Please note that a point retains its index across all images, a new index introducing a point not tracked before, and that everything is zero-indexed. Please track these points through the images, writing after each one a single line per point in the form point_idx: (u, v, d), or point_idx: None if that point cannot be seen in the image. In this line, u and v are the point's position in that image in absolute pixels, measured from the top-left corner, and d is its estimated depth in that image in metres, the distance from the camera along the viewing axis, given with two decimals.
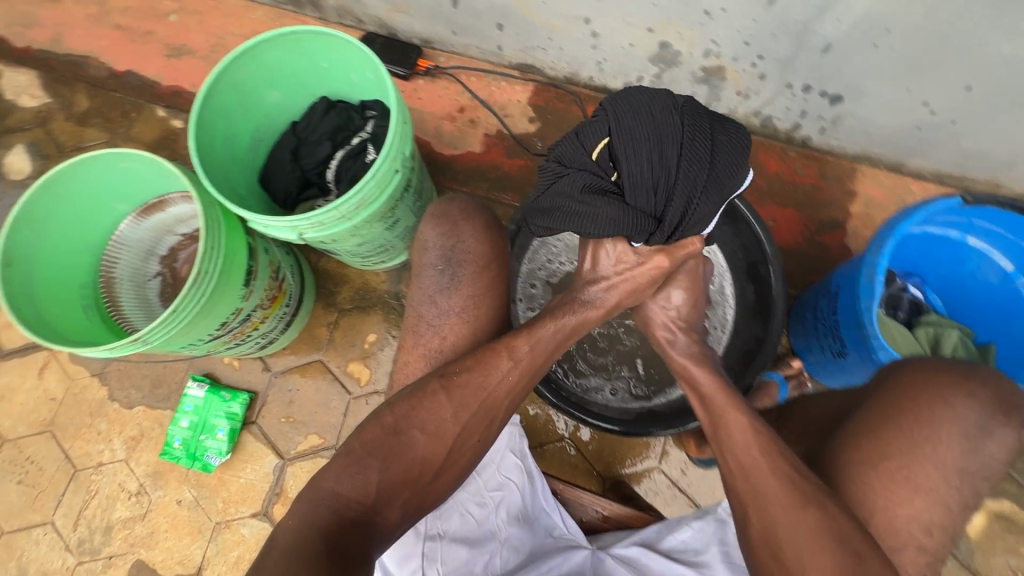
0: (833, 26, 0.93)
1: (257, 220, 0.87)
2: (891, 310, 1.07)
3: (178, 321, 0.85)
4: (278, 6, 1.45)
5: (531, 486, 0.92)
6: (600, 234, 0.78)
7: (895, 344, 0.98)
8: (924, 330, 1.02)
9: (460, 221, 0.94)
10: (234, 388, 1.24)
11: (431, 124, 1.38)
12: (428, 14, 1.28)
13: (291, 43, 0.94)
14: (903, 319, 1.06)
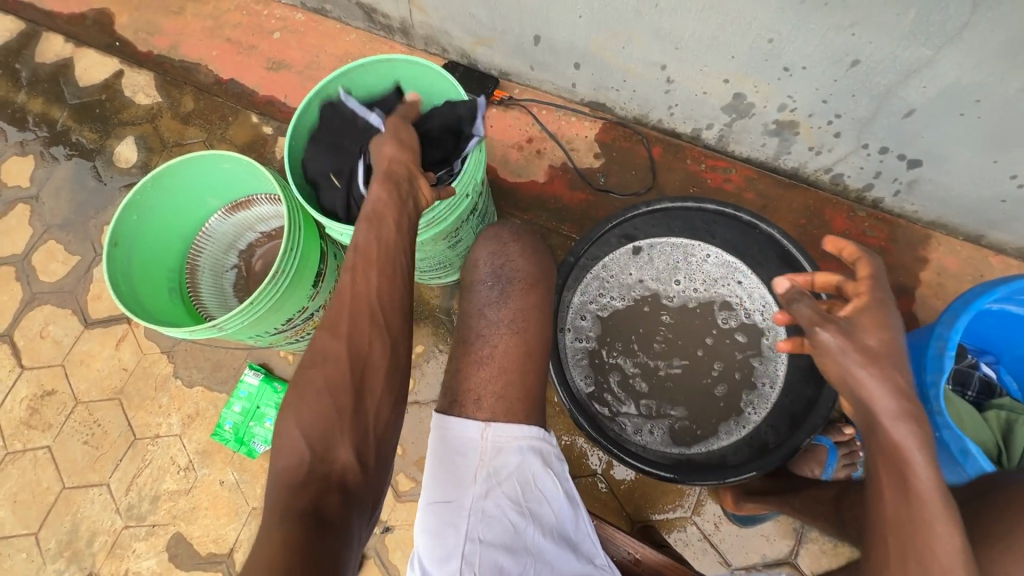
0: (918, 91, 0.92)
1: (335, 228, 0.93)
2: (959, 387, 0.99)
3: (252, 313, 0.92)
4: (370, 31, 1.58)
5: (567, 499, 0.78)
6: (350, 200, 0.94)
7: (962, 424, 0.91)
8: (994, 413, 0.93)
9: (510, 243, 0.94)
10: (286, 381, 1.32)
11: (499, 151, 1.44)
12: (509, 50, 1.35)
13: (385, 69, 1.01)
14: (972, 399, 0.98)
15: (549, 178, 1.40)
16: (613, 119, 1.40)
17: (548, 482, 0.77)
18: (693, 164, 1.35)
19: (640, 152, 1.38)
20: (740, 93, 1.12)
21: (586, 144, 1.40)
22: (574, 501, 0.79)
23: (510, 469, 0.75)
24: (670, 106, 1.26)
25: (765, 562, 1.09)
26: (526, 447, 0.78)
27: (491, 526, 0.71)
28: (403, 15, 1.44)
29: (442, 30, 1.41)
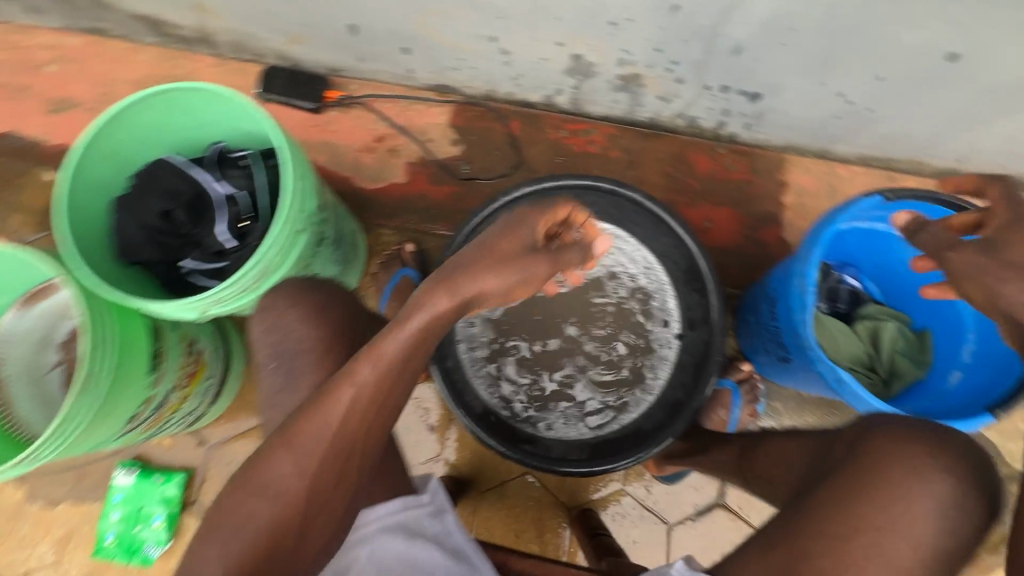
0: (740, 28, 0.90)
1: (150, 306, 0.78)
2: (830, 303, 1.05)
3: (73, 431, 0.77)
4: (165, 45, 1.34)
5: (447, 556, 0.78)
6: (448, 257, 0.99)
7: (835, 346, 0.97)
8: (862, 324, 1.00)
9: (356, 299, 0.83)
10: (168, 468, 1.16)
11: (349, 158, 1.30)
12: (328, 44, 1.20)
13: (163, 101, 0.83)
14: (843, 311, 1.04)
15: (410, 177, 1.29)
16: (463, 99, 1.30)
17: (423, 549, 0.78)
18: (554, 133, 1.29)
19: (499, 130, 1.30)
20: (578, 54, 1.06)
21: (441, 131, 1.30)
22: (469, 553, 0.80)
23: (377, 550, 0.77)
24: (514, 77, 1.18)
25: (697, 511, 1.13)
26: (389, 524, 0.79)
27: None
28: (194, 22, 1.22)
29: (247, 33, 1.22)
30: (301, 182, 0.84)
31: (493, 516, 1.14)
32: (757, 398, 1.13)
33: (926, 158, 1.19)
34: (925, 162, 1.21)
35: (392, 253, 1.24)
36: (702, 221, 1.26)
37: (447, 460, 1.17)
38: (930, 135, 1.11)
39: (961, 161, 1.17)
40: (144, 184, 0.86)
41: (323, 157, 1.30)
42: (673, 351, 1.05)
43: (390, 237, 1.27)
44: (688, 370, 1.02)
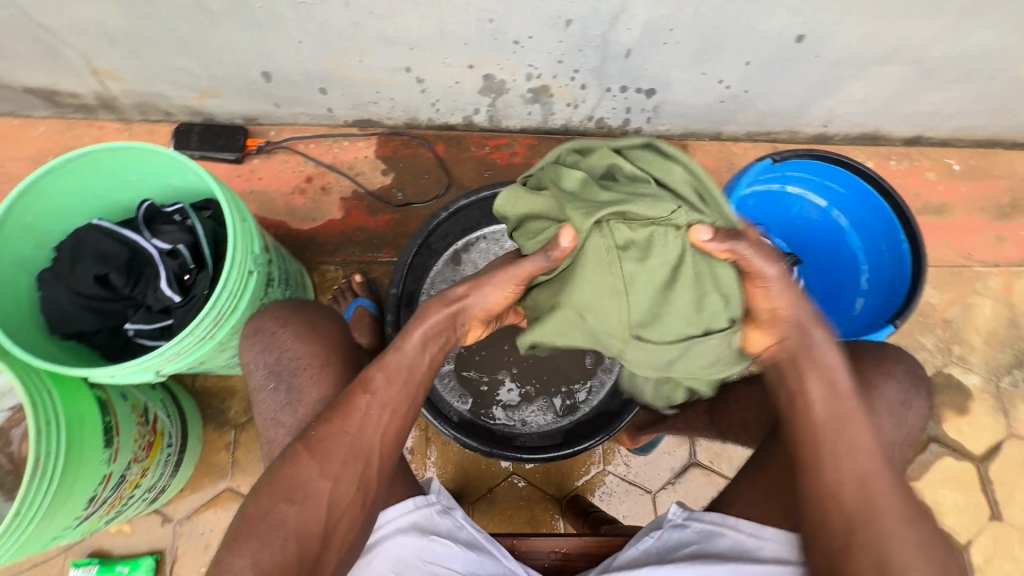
0: (627, 34, 1.02)
1: (100, 374, 0.75)
2: None
3: (31, 520, 0.72)
4: (62, 116, 1.28)
5: (462, 550, 0.78)
6: (419, 260, 1.09)
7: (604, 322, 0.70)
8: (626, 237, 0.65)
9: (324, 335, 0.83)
10: (132, 557, 1.07)
11: (280, 203, 1.30)
12: (243, 94, 1.20)
13: (84, 167, 0.82)
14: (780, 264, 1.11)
15: (346, 212, 1.30)
16: (386, 131, 1.34)
17: (433, 550, 0.77)
18: (477, 150, 1.36)
19: (425, 154, 1.35)
20: (489, 74, 1.14)
21: (369, 164, 1.33)
22: (476, 542, 0.80)
23: (388, 556, 0.76)
24: (433, 103, 1.25)
25: (675, 474, 1.20)
26: (402, 525, 0.77)
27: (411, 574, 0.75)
28: (94, 89, 1.18)
29: (153, 93, 1.20)
30: (244, 224, 0.84)
31: (488, 525, 1.16)
32: None
33: (801, 127, 1.36)
34: (801, 130, 1.39)
35: (341, 287, 1.24)
36: None
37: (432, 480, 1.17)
38: (799, 107, 1.28)
39: (827, 126, 1.35)
40: (72, 252, 0.83)
41: (253, 205, 1.29)
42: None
43: (336, 272, 1.29)
44: None
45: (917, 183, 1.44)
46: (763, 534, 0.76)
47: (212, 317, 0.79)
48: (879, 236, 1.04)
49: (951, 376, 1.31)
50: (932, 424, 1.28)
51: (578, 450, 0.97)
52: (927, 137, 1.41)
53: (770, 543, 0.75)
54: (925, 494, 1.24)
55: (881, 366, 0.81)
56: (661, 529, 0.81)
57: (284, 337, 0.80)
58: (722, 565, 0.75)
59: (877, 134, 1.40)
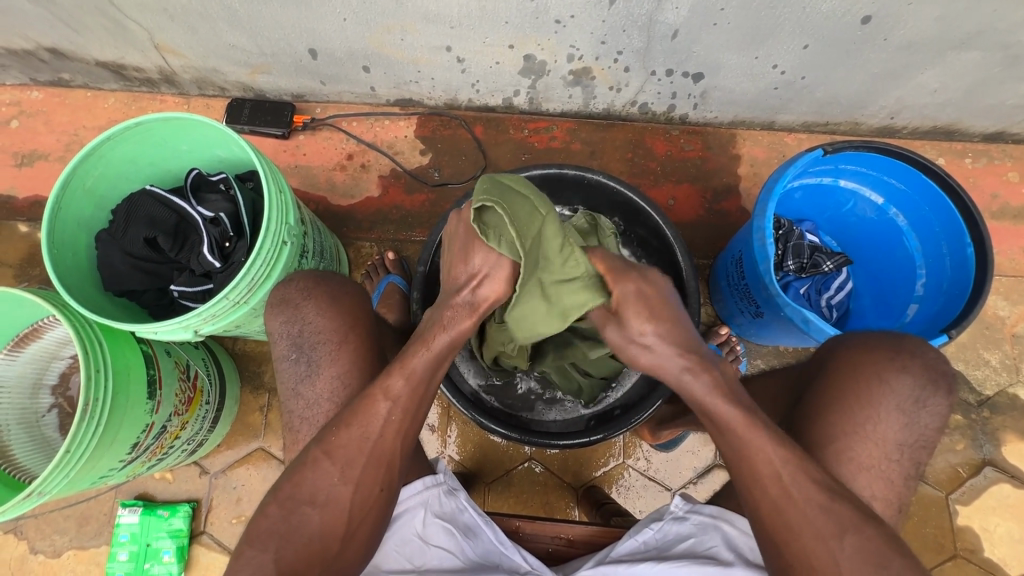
0: (674, 13, 0.97)
1: (144, 330, 0.80)
2: (803, 257, 1.04)
3: (77, 460, 0.79)
4: (129, 89, 1.37)
5: (462, 536, 0.80)
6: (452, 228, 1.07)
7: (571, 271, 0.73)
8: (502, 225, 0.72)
9: (346, 307, 0.85)
10: (172, 502, 1.15)
11: (322, 178, 1.34)
12: (291, 71, 1.24)
13: (138, 135, 0.87)
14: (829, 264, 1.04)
15: (383, 190, 1.33)
16: (427, 111, 1.35)
17: (437, 531, 0.79)
18: (516, 133, 1.35)
19: (464, 135, 1.35)
20: (530, 54, 1.12)
21: (408, 143, 1.34)
22: (479, 526, 0.81)
23: (396, 532, 0.78)
24: (473, 83, 1.24)
25: (698, 474, 1.16)
26: (412, 504, 0.80)
27: (409, 550, 0.78)
28: (156, 63, 1.25)
29: (209, 68, 1.26)
30: (280, 195, 0.87)
31: (503, 506, 1.17)
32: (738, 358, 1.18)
33: (864, 118, 1.26)
34: (864, 122, 1.29)
35: (375, 262, 1.28)
36: (667, 199, 1.33)
37: (451, 457, 1.19)
38: (863, 96, 1.18)
39: (893, 118, 1.25)
40: (125, 216, 0.89)
41: (296, 180, 1.33)
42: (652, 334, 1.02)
43: (370, 249, 1.32)
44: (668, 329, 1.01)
45: (994, 184, 1.31)
46: None
47: (246, 283, 0.83)
48: (940, 238, 0.95)
49: (1016, 397, 1.20)
50: (989, 446, 1.18)
51: (594, 440, 0.93)
52: (1011, 133, 1.28)
53: None
54: (975, 520, 1.15)
55: (922, 378, 0.75)
56: (660, 521, 0.80)
57: (308, 310, 0.83)
58: (716, 563, 0.73)
59: (952, 128, 1.28)
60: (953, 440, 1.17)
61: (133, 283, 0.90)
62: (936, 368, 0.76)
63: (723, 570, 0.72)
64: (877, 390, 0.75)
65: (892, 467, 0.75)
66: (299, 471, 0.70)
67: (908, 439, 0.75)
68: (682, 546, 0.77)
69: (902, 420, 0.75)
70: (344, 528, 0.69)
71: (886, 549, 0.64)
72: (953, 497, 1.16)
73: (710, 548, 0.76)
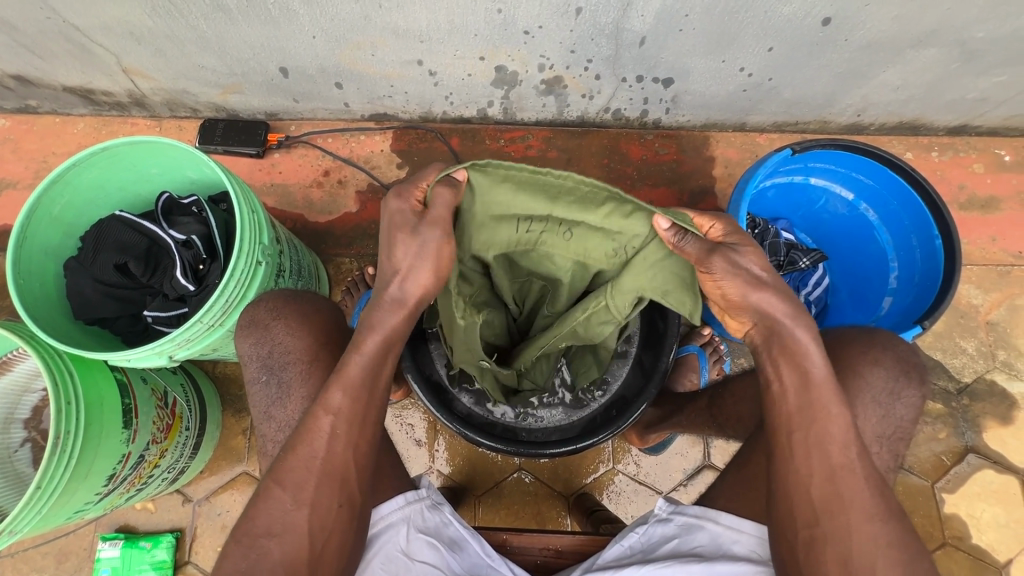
0: (640, 21, 0.98)
1: (115, 358, 0.79)
2: (778, 255, 1.07)
3: (49, 497, 0.77)
4: (99, 114, 1.35)
5: (446, 550, 0.78)
6: None
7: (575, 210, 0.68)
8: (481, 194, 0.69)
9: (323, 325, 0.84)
10: (155, 533, 1.12)
11: (299, 196, 1.32)
12: (263, 90, 1.23)
13: (105, 160, 0.86)
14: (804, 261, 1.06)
15: (361, 205, 1.32)
16: (402, 124, 1.35)
17: (422, 546, 0.77)
18: (492, 144, 1.36)
19: (440, 147, 1.35)
20: (501, 65, 1.13)
21: (385, 158, 1.34)
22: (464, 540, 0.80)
23: (380, 550, 0.75)
24: (447, 96, 1.25)
25: (688, 475, 1.16)
26: (394, 520, 0.78)
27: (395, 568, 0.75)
28: (125, 87, 1.24)
29: (180, 90, 1.24)
30: (252, 215, 0.86)
31: (494, 519, 1.15)
32: (721, 357, 1.20)
33: (832, 117, 1.29)
34: (832, 120, 1.31)
35: (354, 279, 1.26)
36: (645, 203, 1.34)
37: (439, 471, 1.17)
38: (829, 95, 1.21)
39: (861, 115, 1.28)
40: (94, 241, 0.87)
41: (273, 198, 1.32)
42: (634, 350, 1.03)
43: (350, 265, 1.30)
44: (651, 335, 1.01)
45: (961, 175, 1.34)
46: (743, 530, 0.75)
47: (221, 306, 0.82)
48: (910, 230, 0.97)
49: (993, 382, 1.22)
50: (971, 434, 1.19)
51: (581, 448, 0.92)
52: (973, 126, 1.31)
53: (747, 537, 0.75)
54: (961, 507, 1.16)
55: (896, 370, 0.76)
56: (646, 524, 0.80)
57: (282, 331, 0.82)
58: (700, 560, 0.73)
59: (918, 123, 1.31)
60: (936, 428, 1.19)
61: (104, 311, 0.88)
62: (908, 361, 0.77)
63: (706, 566, 0.72)
64: (854, 385, 0.76)
65: (873, 460, 0.76)
66: (275, 499, 0.69)
67: (887, 430, 0.76)
68: (668, 547, 0.77)
69: (880, 412, 0.76)
70: (327, 551, 0.68)
71: (870, 546, 0.64)
72: (939, 486, 1.17)
73: (695, 546, 0.76)
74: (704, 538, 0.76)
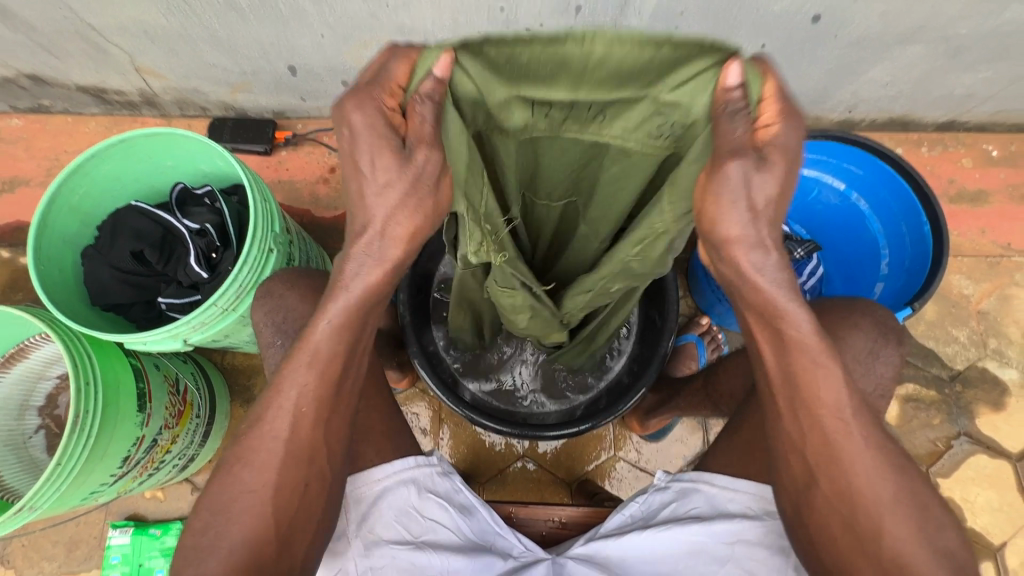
0: (638, 19, 1.02)
1: (132, 341, 0.81)
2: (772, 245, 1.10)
3: (67, 475, 0.79)
4: (110, 113, 1.39)
5: (457, 512, 0.81)
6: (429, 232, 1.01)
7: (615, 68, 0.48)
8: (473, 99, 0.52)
9: None
10: (164, 521, 1.13)
11: (305, 192, 1.36)
12: (272, 88, 1.27)
13: (123, 152, 0.89)
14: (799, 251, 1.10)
15: None
16: None
17: (431, 508, 0.79)
18: None
19: None
20: None
21: None
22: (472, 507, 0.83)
23: (392, 507, 0.77)
24: None
25: (688, 461, 1.19)
26: (404, 480, 0.79)
27: (406, 526, 0.77)
28: (137, 86, 1.28)
29: (190, 89, 1.28)
30: (265, 204, 0.89)
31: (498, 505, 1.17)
32: (720, 346, 1.23)
33: (824, 113, 1.33)
34: (824, 117, 1.35)
35: None
36: None
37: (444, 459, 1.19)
38: (821, 92, 1.25)
39: (852, 111, 1.32)
40: (112, 230, 0.90)
41: (280, 194, 1.35)
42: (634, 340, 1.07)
43: None
44: (651, 321, 1.03)
45: (950, 170, 1.38)
46: (739, 490, 0.77)
47: (235, 291, 0.85)
48: (899, 218, 1.00)
49: (985, 370, 1.25)
50: (964, 420, 1.22)
51: (583, 429, 0.94)
52: (962, 121, 1.35)
53: (743, 496, 0.76)
54: (956, 492, 1.19)
55: (886, 346, 0.79)
56: (646, 493, 0.82)
57: (290, 299, 0.85)
58: (698, 520, 0.76)
59: (908, 119, 1.35)
60: (930, 414, 1.22)
61: (121, 297, 0.91)
62: (899, 339, 0.80)
63: (704, 527, 0.75)
64: (848, 362, 0.78)
65: None
66: None
67: (879, 405, 0.78)
68: (667, 510, 0.79)
69: (872, 387, 0.78)
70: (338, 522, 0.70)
71: None
72: (934, 470, 1.19)
73: (692, 507, 0.78)
74: (701, 499, 0.78)
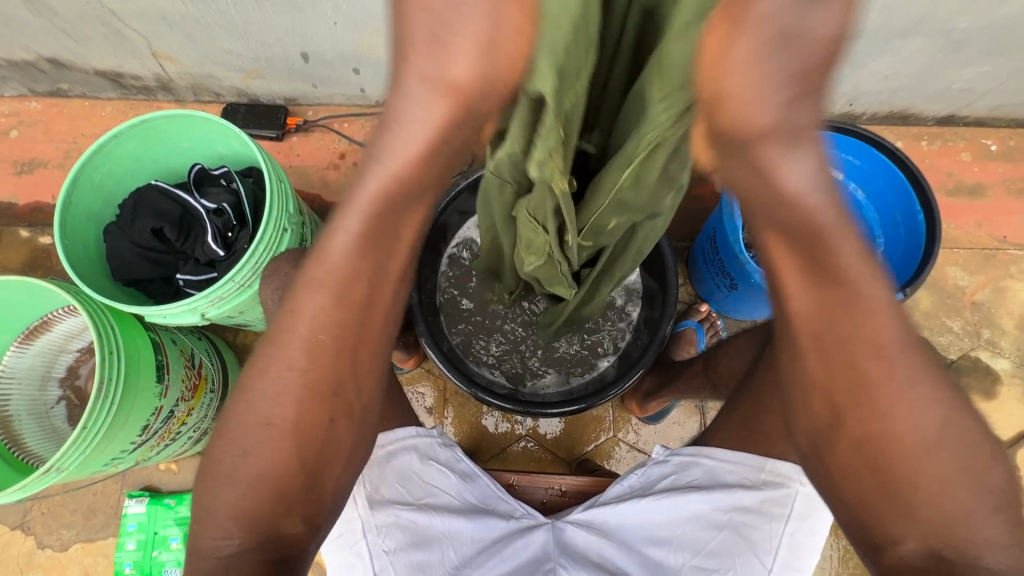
0: None
1: (153, 313, 0.85)
2: None
3: (91, 440, 0.83)
4: (126, 98, 1.42)
5: (459, 479, 0.85)
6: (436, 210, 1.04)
7: None
8: None
9: None
10: (178, 492, 1.18)
11: (316, 177, 1.39)
12: (284, 74, 1.30)
13: (144, 132, 0.92)
14: None
15: None
16: None
17: (434, 474, 0.83)
18: None
19: None
20: None
21: None
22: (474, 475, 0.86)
23: (398, 471, 0.81)
24: None
25: (684, 443, 1.22)
26: (408, 448, 0.83)
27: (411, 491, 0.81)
28: (154, 71, 1.31)
29: (205, 74, 1.31)
30: (280, 185, 0.92)
31: None
32: (718, 332, 1.26)
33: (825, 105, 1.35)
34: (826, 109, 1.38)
35: None
36: None
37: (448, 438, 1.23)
38: None
39: (852, 104, 1.34)
40: (133, 208, 0.94)
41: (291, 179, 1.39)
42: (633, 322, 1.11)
43: None
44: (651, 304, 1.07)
45: (949, 163, 1.40)
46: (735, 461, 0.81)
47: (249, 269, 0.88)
48: (894, 208, 1.03)
49: (977, 359, 1.28)
50: None
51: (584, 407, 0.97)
52: (961, 116, 1.37)
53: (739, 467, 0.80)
54: None
55: None
56: (645, 466, 0.85)
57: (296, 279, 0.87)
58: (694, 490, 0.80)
59: (908, 113, 1.37)
60: None
61: (141, 272, 0.94)
62: None
63: (702, 496, 0.79)
64: None
65: None
66: None
67: None
68: (663, 480, 0.83)
69: None
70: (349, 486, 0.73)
71: None
72: None
73: (686, 477, 0.83)
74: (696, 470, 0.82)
